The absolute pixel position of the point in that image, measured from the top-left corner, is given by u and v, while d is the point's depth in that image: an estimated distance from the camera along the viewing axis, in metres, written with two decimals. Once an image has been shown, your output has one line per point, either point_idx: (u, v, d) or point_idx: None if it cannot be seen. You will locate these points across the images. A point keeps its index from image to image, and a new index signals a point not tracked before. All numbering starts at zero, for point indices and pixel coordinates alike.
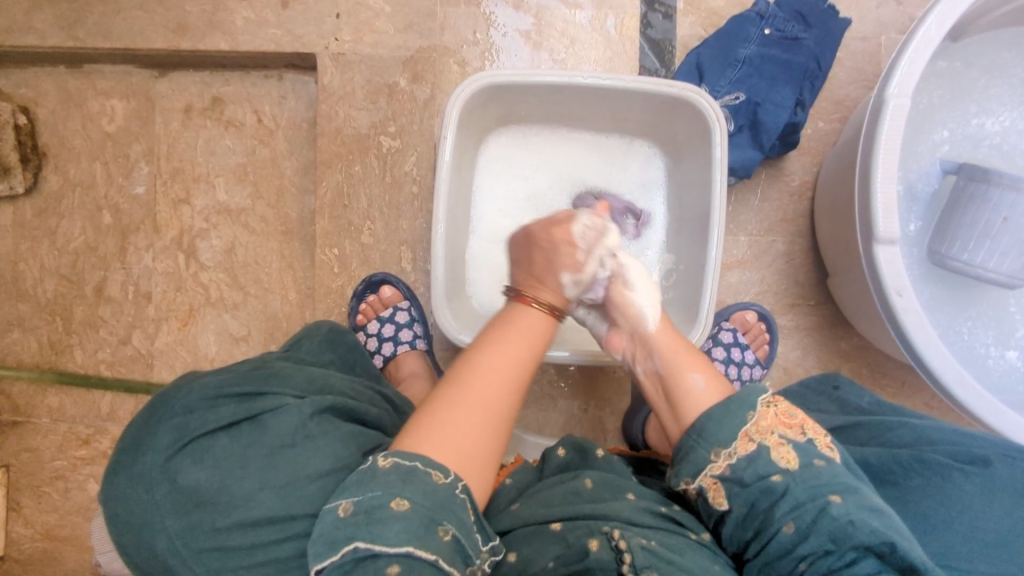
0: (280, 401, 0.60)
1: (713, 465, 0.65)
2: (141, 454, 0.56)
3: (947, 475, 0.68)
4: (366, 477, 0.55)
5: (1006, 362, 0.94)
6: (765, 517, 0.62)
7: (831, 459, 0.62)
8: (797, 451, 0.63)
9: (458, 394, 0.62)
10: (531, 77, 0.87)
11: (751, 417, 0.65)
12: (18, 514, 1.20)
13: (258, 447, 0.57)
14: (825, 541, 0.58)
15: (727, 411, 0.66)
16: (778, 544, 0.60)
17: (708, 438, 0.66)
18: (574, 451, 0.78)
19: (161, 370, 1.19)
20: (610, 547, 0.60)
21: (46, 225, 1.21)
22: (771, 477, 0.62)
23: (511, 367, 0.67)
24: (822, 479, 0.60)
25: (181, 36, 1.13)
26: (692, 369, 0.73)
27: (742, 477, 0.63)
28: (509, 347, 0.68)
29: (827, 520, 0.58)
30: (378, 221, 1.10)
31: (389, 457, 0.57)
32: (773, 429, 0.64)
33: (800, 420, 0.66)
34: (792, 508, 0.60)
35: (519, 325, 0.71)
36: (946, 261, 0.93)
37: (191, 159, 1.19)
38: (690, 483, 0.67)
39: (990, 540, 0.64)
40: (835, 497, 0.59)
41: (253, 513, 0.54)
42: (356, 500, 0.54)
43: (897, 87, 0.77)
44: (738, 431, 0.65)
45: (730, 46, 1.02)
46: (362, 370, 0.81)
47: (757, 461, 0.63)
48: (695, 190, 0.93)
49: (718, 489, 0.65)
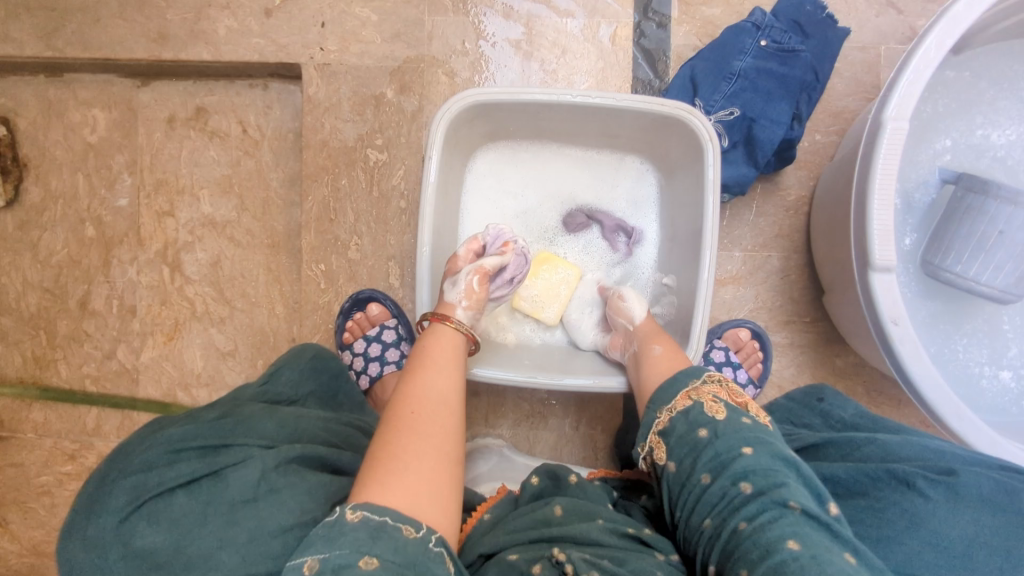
0: (243, 455, 0.58)
1: (657, 421, 0.70)
2: (95, 515, 0.54)
3: (911, 484, 0.66)
4: (334, 531, 0.53)
5: (999, 383, 0.92)
6: (689, 470, 0.65)
7: (759, 423, 0.65)
8: (726, 406, 0.66)
9: (397, 432, 0.62)
10: (519, 95, 0.85)
11: (696, 383, 0.70)
12: (4, 529, 1.18)
13: (216, 504, 0.55)
14: (726, 484, 0.61)
15: (674, 380, 0.72)
16: (693, 494, 0.63)
17: (655, 402, 0.72)
18: (547, 479, 0.76)
19: (146, 385, 1.17)
20: (553, 565, 0.61)
21: (29, 237, 1.19)
22: (699, 431, 0.65)
23: (446, 395, 0.68)
24: (741, 433, 0.64)
25: (162, 45, 1.10)
26: (652, 342, 0.80)
27: (675, 429, 0.67)
28: (424, 372, 0.70)
29: (734, 466, 0.61)
30: (366, 236, 1.07)
31: (358, 509, 0.54)
32: (711, 391, 0.68)
33: (744, 399, 0.68)
34: (712, 457, 0.63)
35: (431, 351, 0.73)
36: (939, 272, 0.91)
37: (175, 170, 1.17)
38: (644, 447, 0.71)
39: (959, 552, 0.62)
40: (747, 450, 0.62)
41: (210, 574, 0.52)
42: (323, 558, 0.51)
43: (895, 109, 0.74)
44: (680, 393, 0.70)
45: (725, 58, 0.99)
46: (345, 400, 0.81)
47: (691, 414, 0.67)
48: (687, 209, 0.91)
49: (660, 445, 0.68)
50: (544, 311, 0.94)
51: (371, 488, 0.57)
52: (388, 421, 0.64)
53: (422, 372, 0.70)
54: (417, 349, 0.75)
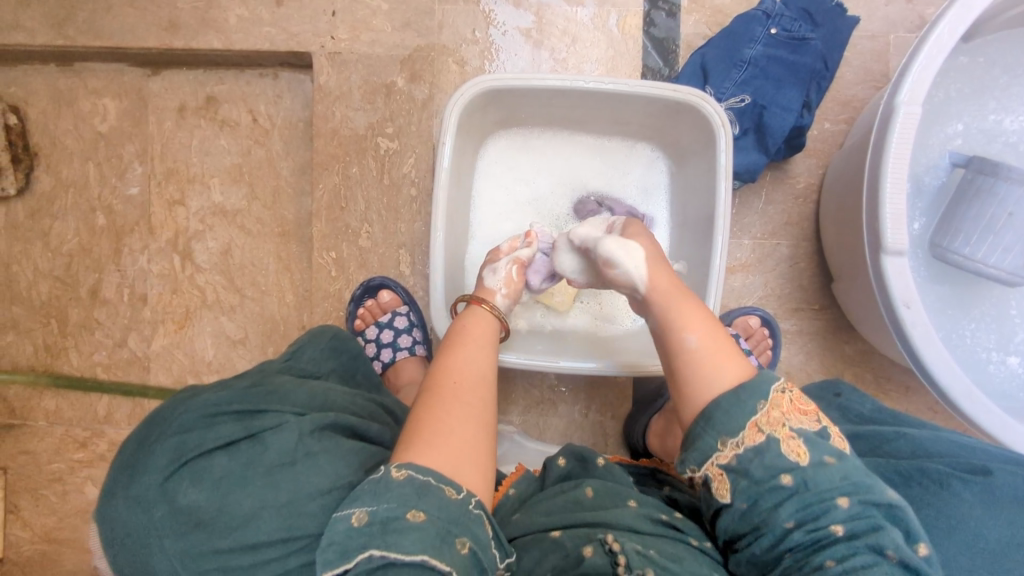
0: (279, 420, 0.60)
1: (719, 454, 0.60)
2: (138, 474, 0.56)
3: (945, 484, 0.66)
4: (381, 487, 0.55)
5: (1007, 368, 0.92)
6: (767, 513, 0.59)
7: (841, 455, 0.59)
8: (807, 443, 0.59)
9: (438, 399, 0.64)
10: (532, 82, 0.85)
11: (762, 407, 0.60)
12: (16, 516, 1.19)
13: (257, 465, 0.57)
14: (815, 530, 0.57)
15: (737, 399, 0.61)
16: (773, 539, 0.58)
17: (715, 425, 0.61)
18: (574, 460, 0.77)
19: (157, 373, 1.18)
20: (605, 552, 0.60)
21: (40, 226, 1.20)
22: (781, 476, 0.58)
23: (485, 371, 0.69)
24: (831, 481, 0.58)
25: (173, 34, 1.10)
26: (685, 332, 0.67)
27: (750, 469, 0.59)
28: (464, 347, 0.72)
29: (828, 518, 0.57)
30: (377, 224, 1.08)
31: (404, 467, 0.56)
32: (786, 420, 0.60)
33: (813, 409, 0.62)
34: (800, 505, 0.58)
35: (468, 327, 0.75)
36: (947, 255, 0.91)
37: (186, 159, 1.17)
38: (696, 471, 0.62)
39: (996, 550, 0.62)
40: (841, 500, 0.57)
41: (255, 532, 0.55)
42: (371, 510, 0.53)
43: (907, 94, 0.75)
44: (747, 420, 0.60)
45: (735, 45, 0.99)
46: (363, 379, 0.82)
47: (767, 453, 0.59)
48: (699, 195, 0.91)
49: (724, 480, 0.60)
50: (555, 297, 0.96)
51: (412, 448, 0.59)
52: (427, 390, 0.66)
53: (461, 348, 0.72)
54: (455, 326, 0.77)
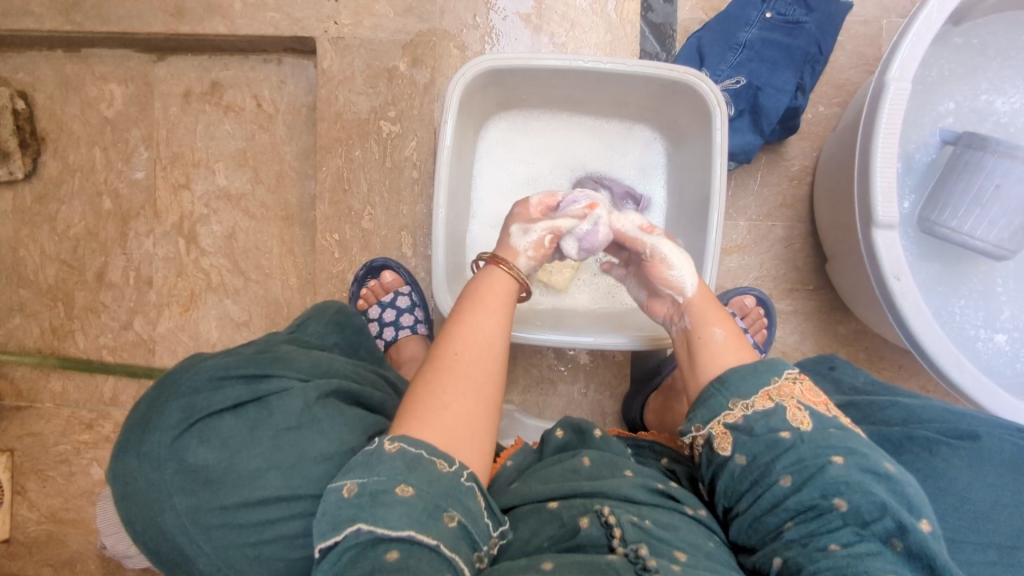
0: (285, 385, 0.62)
1: (729, 412, 0.64)
2: (149, 432, 0.57)
3: (934, 449, 0.69)
4: (373, 460, 0.56)
5: (994, 345, 0.95)
6: (765, 468, 0.61)
7: (846, 428, 0.61)
8: (811, 415, 0.61)
9: (438, 372, 0.64)
10: (532, 62, 0.87)
11: (775, 380, 0.64)
12: (23, 497, 1.20)
13: (264, 428, 0.59)
14: (816, 496, 0.57)
15: (754, 369, 0.65)
16: (770, 497, 0.60)
17: (729, 388, 0.65)
18: (573, 432, 0.77)
19: (163, 355, 1.19)
20: (600, 523, 0.61)
21: (47, 210, 1.21)
22: (781, 432, 0.61)
23: (492, 343, 0.68)
24: (830, 441, 0.59)
25: (178, 20, 1.12)
26: (714, 325, 0.72)
27: (753, 427, 0.62)
28: (473, 314, 0.70)
29: (824, 478, 0.58)
30: (379, 206, 1.10)
31: (396, 441, 0.57)
32: (794, 393, 0.63)
33: (823, 399, 0.64)
34: (794, 462, 0.59)
35: (481, 292, 0.74)
36: (935, 228, 0.94)
37: (191, 144, 1.19)
38: (699, 430, 0.65)
39: (982, 511, 0.64)
40: (837, 458, 0.58)
41: (262, 491, 0.57)
42: (361, 483, 0.55)
43: (898, 70, 0.77)
44: (760, 388, 0.64)
45: (731, 30, 1.01)
46: (366, 353, 0.84)
47: (772, 416, 0.62)
48: (695, 174, 0.94)
49: (726, 437, 0.63)
50: (552, 275, 0.99)
51: (411, 422, 0.61)
52: (430, 362, 0.67)
53: (469, 315, 0.70)
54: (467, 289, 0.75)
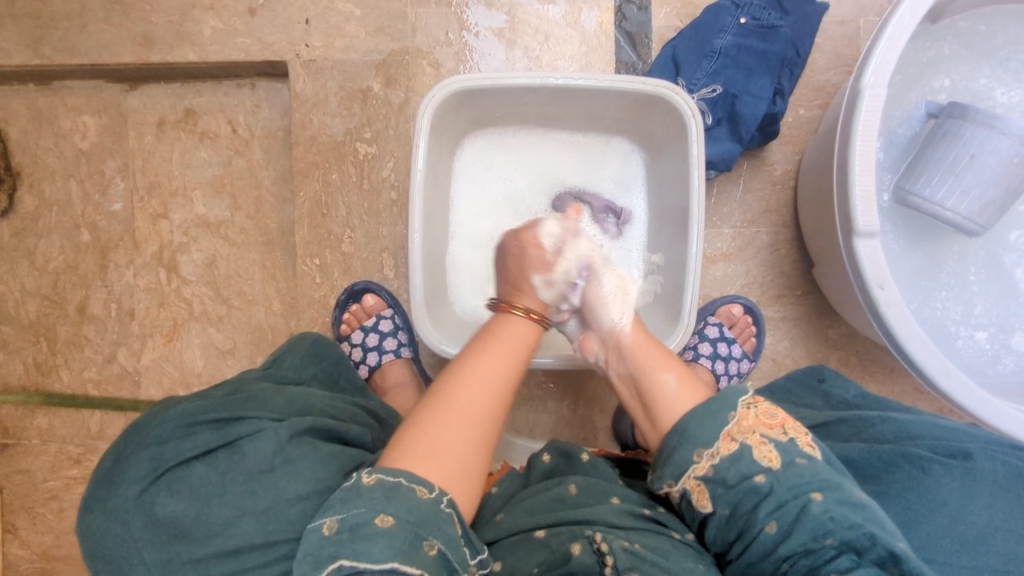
0: (258, 426, 0.60)
1: (695, 466, 0.63)
2: (116, 486, 0.57)
3: (928, 469, 0.67)
4: (350, 494, 0.55)
5: (975, 343, 0.93)
6: (748, 517, 0.60)
7: (813, 458, 0.61)
8: (779, 450, 0.61)
9: (441, 412, 0.61)
10: (503, 81, 0.86)
11: (732, 419, 0.63)
12: (14, 535, 1.19)
13: (235, 473, 0.57)
14: (806, 540, 0.57)
15: (708, 411, 0.64)
16: (761, 544, 0.59)
17: (691, 437, 0.64)
18: (558, 457, 0.75)
19: (148, 386, 1.18)
20: (592, 550, 0.59)
21: (25, 245, 1.20)
22: (754, 477, 0.60)
23: (495, 384, 0.65)
24: (804, 477, 0.59)
25: (148, 49, 1.11)
26: (662, 370, 0.71)
27: (725, 478, 0.61)
28: (491, 361, 0.66)
29: (808, 519, 0.57)
30: (358, 229, 1.08)
31: (373, 473, 0.56)
32: (754, 428, 0.62)
33: (780, 420, 0.64)
34: (775, 507, 0.59)
35: (503, 335, 0.70)
36: (908, 197, 0.91)
37: (167, 173, 1.18)
38: (673, 486, 0.65)
39: (973, 534, 0.63)
40: (815, 495, 0.58)
41: (233, 541, 0.55)
42: (340, 518, 0.53)
43: (872, 76, 0.76)
44: (719, 432, 0.63)
45: (706, 36, 1.00)
46: (347, 384, 0.82)
47: (741, 461, 0.61)
48: (674, 186, 0.92)
49: (702, 491, 0.63)
50: None
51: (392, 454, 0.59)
52: (430, 397, 0.64)
53: (479, 356, 0.67)
54: (485, 329, 0.72)
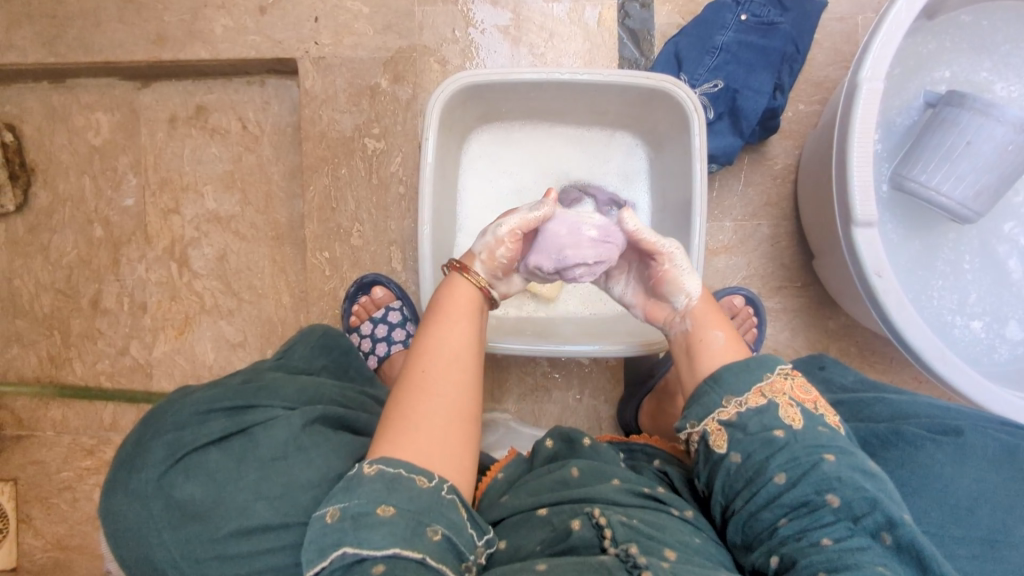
0: (270, 415, 0.64)
1: (722, 410, 0.65)
2: (136, 471, 0.58)
3: (919, 445, 0.69)
4: (353, 483, 0.57)
5: (970, 332, 0.96)
6: (759, 467, 0.62)
7: (834, 428, 0.63)
8: (803, 413, 0.63)
9: (412, 392, 0.65)
10: (511, 76, 0.89)
11: (767, 376, 0.65)
12: (28, 525, 1.21)
13: (250, 458, 0.60)
14: (809, 493, 0.59)
15: (746, 366, 0.67)
16: (767, 493, 0.61)
17: (723, 384, 0.66)
18: (562, 441, 0.77)
19: (160, 378, 1.20)
20: (591, 525, 0.61)
21: (39, 241, 1.22)
22: (775, 431, 0.62)
23: (458, 351, 0.69)
24: (823, 440, 0.61)
25: (161, 47, 1.13)
26: (715, 327, 0.74)
27: (746, 425, 0.63)
28: (447, 331, 0.70)
29: (816, 474, 0.59)
30: (366, 223, 1.11)
31: (374, 463, 0.58)
32: (786, 390, 0.64)
33: (813, 396, 0.65)
34: (789, 460, 0.61)
35: (455, 305, 0.74)
36: (904, 181, 0.94)
37: (179, 169, 1.20)
38: (695, 427, 0.67)
39: (962, 506, 0.65)
40: (829, 456, 0.60)
41: (248, 522, 0.57)
42: (343, 506, 0.56)
43: (869, 70, 0.78)
44: (753, 385, 0.65)
45: (708, 33, 1.03)
46: (356, 373, 0.86)
47: (765, 413, 0.63)
48: (676, 180, 0.94)
49: (722, 434, 0.65)
50: None
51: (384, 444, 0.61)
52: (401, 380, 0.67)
53: (434, 328, 0.71)
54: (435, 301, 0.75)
